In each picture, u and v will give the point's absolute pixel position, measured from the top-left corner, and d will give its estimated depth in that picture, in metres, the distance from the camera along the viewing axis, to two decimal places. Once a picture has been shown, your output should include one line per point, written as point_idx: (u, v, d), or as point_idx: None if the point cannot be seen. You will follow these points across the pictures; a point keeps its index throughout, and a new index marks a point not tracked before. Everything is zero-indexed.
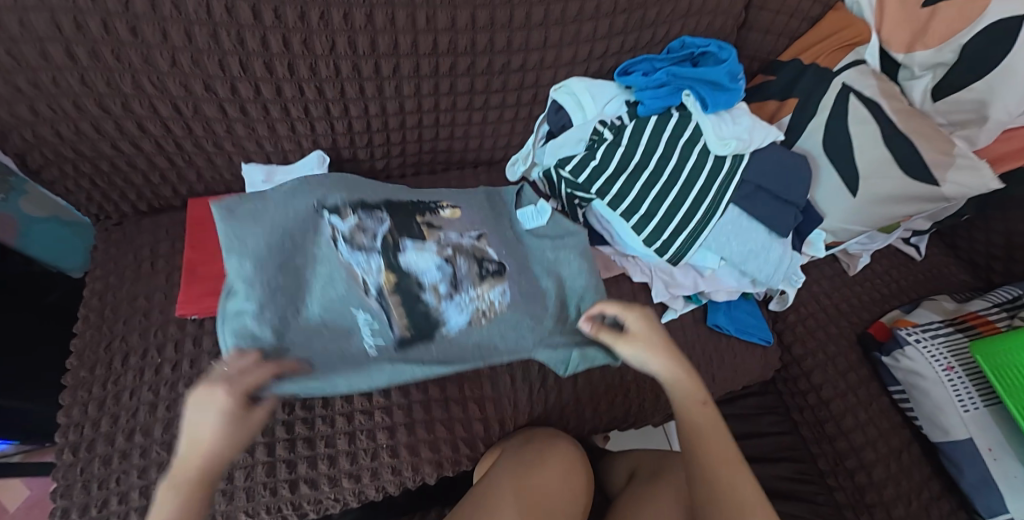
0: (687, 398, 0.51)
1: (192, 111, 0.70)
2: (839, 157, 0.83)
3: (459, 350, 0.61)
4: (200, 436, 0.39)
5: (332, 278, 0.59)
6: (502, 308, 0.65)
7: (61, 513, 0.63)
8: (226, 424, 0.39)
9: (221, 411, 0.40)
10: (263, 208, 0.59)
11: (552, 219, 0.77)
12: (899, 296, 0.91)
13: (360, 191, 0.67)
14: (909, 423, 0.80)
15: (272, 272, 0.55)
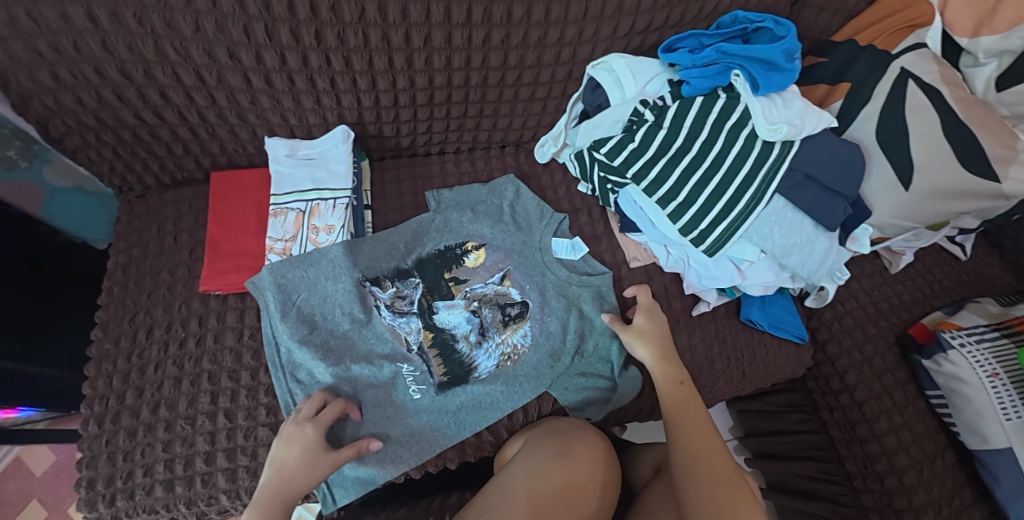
0: (675, 386, 0.64)
1: (216, 80, 0.67)
2: (891, 148, 0.77)
3: (488, 406, 0.70)
4: (286, 454, 0.57)
5: (380, 371, 0.69)
6: (525, 350, 0.73)
7: (87, 483, 0.64)
8: (305, 454, 0.57)
9: (302, 445, 0.58)
10: (312, 285, 0.71)
11: (586, 258, 0.81)
12: (941, 297, 0.87)
13: (396, 242, 0.77)
14: (946, 429, 0.77)
15: (322, 341, 0.69)
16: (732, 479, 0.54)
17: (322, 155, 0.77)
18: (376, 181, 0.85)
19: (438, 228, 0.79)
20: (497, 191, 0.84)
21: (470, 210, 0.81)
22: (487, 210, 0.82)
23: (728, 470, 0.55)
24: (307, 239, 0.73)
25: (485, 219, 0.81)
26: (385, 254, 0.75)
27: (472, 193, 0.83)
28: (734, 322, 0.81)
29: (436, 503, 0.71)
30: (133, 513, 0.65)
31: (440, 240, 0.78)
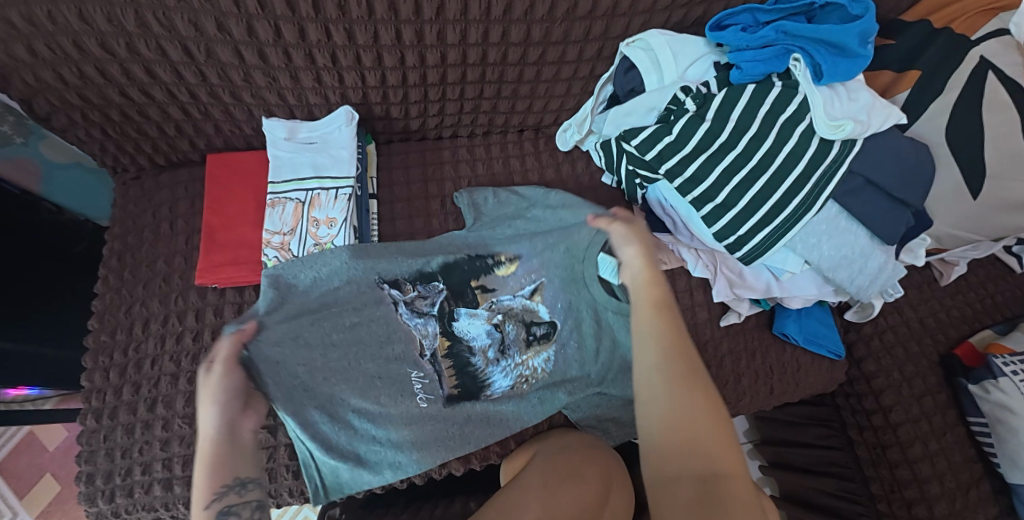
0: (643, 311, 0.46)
1: (205, 56, 0.60)
2: (962, 150, 0.68)
3: (498, 423, 0.66)
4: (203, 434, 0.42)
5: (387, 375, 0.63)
6: (543, 377, 0.68)
7: (86, 478, 0.63)
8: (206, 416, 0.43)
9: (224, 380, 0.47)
10: (321, 283, 0.64)
11: None
12: (992, 314, 0.80)
13: (422, 250, 0.70)
14: (984, 458, 0.72)
15: (311, 321, 0.61)
16: (690, 395, 0.39)
17: (324, 139, 0.71)
18: (383, 166, 0.78)
19: (467, 236, 0.72)
20: (548, 200, 0.76)
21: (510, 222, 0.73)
22: (529, 225, 0.74)
23: (686, 385, 0.40)
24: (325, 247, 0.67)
25: (525, 229, 0.73)
26: (409, 257, 0.69)
27: (511, 205, 0.76)
28: (765, 335, 0.75)
29: (438, 509, 0.69)
30: (133, 509, 0.64)
31: (472, 248, 0.71)
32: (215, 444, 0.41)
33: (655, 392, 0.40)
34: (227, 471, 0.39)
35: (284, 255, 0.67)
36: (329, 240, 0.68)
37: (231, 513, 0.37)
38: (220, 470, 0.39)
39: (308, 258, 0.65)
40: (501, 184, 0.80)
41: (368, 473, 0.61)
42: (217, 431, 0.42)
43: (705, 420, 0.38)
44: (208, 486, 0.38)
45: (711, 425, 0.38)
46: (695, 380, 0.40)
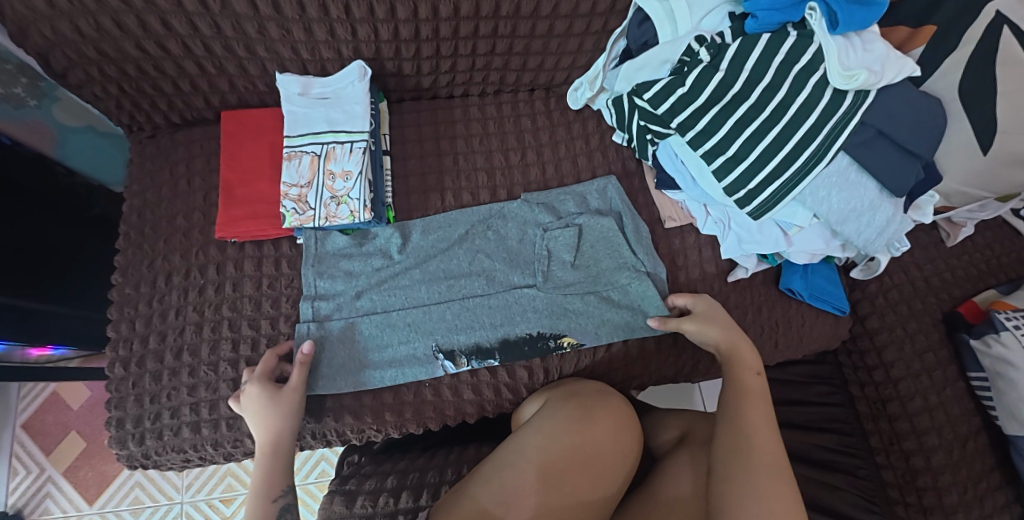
0: (747, 388, 0.58)
1: (219, 6, 0.61)
2: (973, 104, 0.68)
3: (511, 275, 0.72)
4: (268, 434, 0.58)
5: (415, 324, 0.69)
6: (564, 254, 0.73)
7: (117, 422, 0.66)
8: (277, 411, 0.59)
9: (265, 409, 0.58)
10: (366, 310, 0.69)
11: (633, 217, 0.77)
12: (997, 274, 0.81)
13: (465, 296, 0.70)
14: (983, 412, 0.74)
15: (362, 351, 0.67)
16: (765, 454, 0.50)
17: (338, 94, 0.71)
18: (396, 124, 0.78)
19: (507, 281, 0.72)
20: (581, 220, 0.75)
21: (537, 259, 0.73)
22: (556, 244, 0.73)
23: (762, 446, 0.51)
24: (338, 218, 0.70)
25: (550, 214, 0.75)
26: (466, 326, 0.69)
27: (561, 199, 0.77)
28: (771, 291, 0.77)
29: (453, 454, 0.72)
30: (163, 451, 0.67)
31: (535, 322, 0.70)
32: (279, 447, 0.58)
33: (756, 447, 0.50)
34: (280, 486, 0.55)
35: (302, 207, 0.67)
36: (346, 192, 0.67)
37: (287, 510, 0.54)
38: (270, 486, 0.55)
39: (348, 253, 0.71)
40: (512, 143, 0.79)
41: (395, 310, 0.69)
42: (273, 438, 0.58)
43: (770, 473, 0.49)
44: (274, 486, 0.55)
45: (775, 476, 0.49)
46: (780, 453, 0.51)
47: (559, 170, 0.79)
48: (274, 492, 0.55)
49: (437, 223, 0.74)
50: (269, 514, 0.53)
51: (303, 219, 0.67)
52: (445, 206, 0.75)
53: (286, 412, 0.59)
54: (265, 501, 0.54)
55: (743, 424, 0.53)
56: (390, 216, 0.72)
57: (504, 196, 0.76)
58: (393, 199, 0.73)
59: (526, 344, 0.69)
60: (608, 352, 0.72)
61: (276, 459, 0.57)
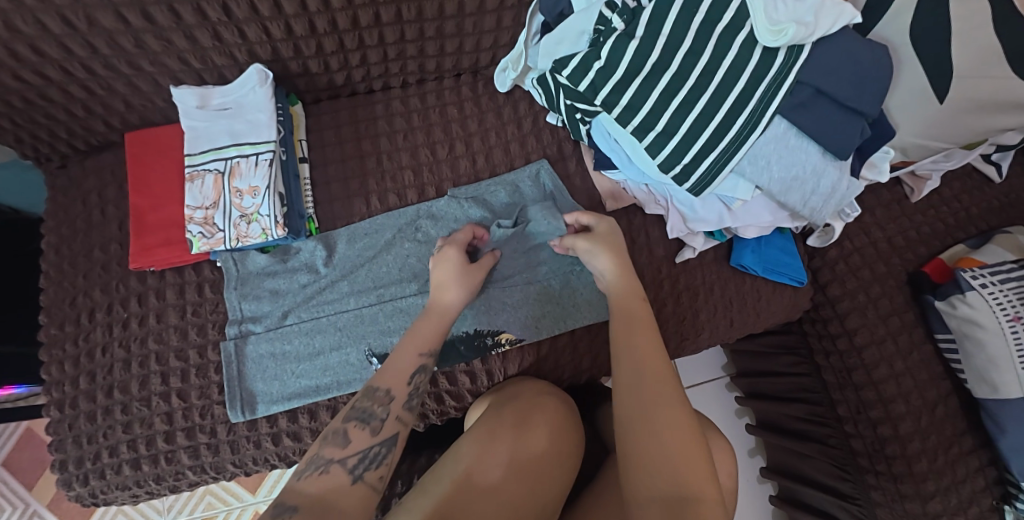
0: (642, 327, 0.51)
1: (87, 23, 0.56)
2: (926, 47, 0.62)
3: None
4: (445, 298, 0.56)
5: (344, 329, 0.66)
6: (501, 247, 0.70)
7: (59, 465, 0.65)
8: (460, 282, 0.58)
9: (449, 265, 0.59)
10: (294, 324, 0.66)
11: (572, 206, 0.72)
12: (964, 228, 0.76)
13: (396, 301, 0.67)
14: (952, 375, 0.71)
15: (294, 366, 0.65)
16: (678, 443, 0.42)
17: (239, 103, 0.66)
18: (312, 127, 0.73)
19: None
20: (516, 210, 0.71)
21: None
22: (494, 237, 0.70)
23: (685, 434, 0.42)
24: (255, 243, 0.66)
25: (486, 206, 0.72)
26: (398, 329, 0.66)
27: (493, 190, 0.72)
28: (723, 269, 0.72)
29: (405, 464, 0.71)
30: (109, 489, 0.66)
31: (473, 319, 0.67)
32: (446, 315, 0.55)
33: (658, 397, 0.44)
34: (430, 345, 0.52)
35: (210, 230, 0.63)
36: (256, 209, 0.63)
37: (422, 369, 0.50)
38: (424, 339, 0.52)
39: (271, 271, 0.68)
40: (438, 135, 0.74)
41: (321, 319, 0.66)
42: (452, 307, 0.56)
43: (696, 463, 0.41)
44: (424, 343, 0.52)
45: (702, 467, 0.41)
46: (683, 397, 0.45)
47: (491, 160, 0.74)
48: (425, 348, 0.51)
49: (363, 230, 0.70)
50: (411, 362, 0.50)
51: (213, 242, 0.63)
52: (370, 211, 0.71)
53: (468, 280, 0.58)
54: (411, 350, 0.51)
55: (638, 371, 0.47)
56: (312, 228, 0.69)
57: (433, 195, 0.72)
58: (314, 209, 0.69)
59: (464, 343, 0.66)
60: (552, 348, 0.69)
61: (434, 322, 0.54)
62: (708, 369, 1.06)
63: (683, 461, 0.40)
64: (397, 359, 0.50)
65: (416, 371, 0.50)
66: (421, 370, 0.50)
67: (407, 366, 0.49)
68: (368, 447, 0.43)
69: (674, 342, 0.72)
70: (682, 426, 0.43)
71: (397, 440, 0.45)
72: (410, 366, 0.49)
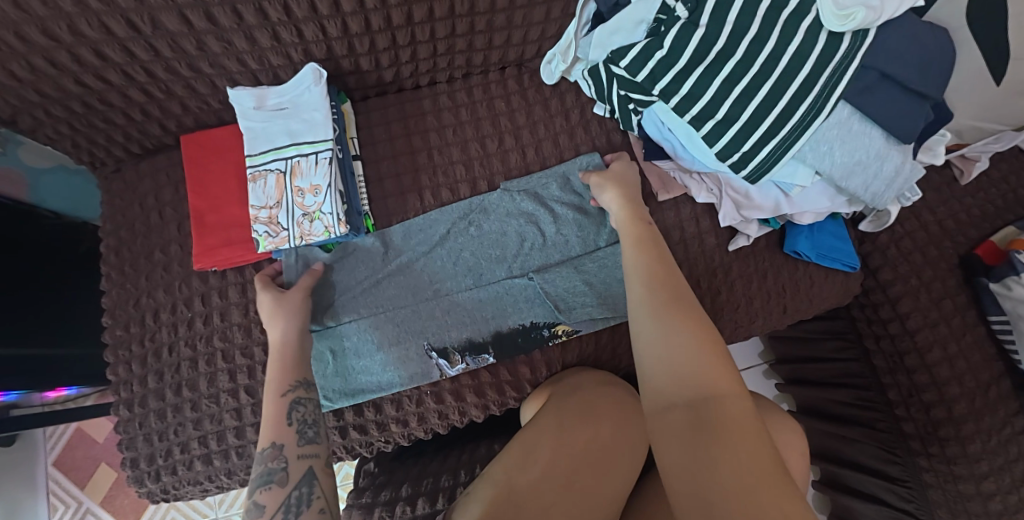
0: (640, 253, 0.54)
1: (151, 27, 0.56)
2: (987, 27, 0.61)
3: (496, 269, 0.70)
4: (281, 326, 0.59)
5: (404, 325, 0.67)
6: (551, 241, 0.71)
7: (132, 462, 0.66)
8: (287, 305, 0.61)
9: (275, 303, 0.61)
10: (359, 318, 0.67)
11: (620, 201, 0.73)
12: (1014, 209, 0.76)
13: (457, 296, 0.68)
14: (1005, 356, 0.71)
15: (359, 361, 0.66)
16: (717, 368, 0.40)
17: (295, 103, 0.67)
18: (363, 125, 0.74)
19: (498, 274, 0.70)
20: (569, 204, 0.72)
21: (524, 248, 0.71)
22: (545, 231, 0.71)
23: (682, 322, 0.45)
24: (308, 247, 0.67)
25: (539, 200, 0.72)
26: (457, 322, 0.68)
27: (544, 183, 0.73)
28: (776, 255, 0.73)
29: (465, 455, 0.72)
30: (181, 485, 0.67)
31: (529, 312, 0.68)
32: (286, 347, 0.57)
33: (652, 307, 0.47)
34: (290, 380, 0.53)
35: (274, 229, 0.64)
36: (317, 207, 0.64)
37: (300, 403, 0.52)
38: (284, 376, 0.54)
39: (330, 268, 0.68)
40: (487, 129, 0.75)
41: (381, 315, 0.67)
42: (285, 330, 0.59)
43: (698, 354, 0.42)
44: (286, 378, 0.54)
45: (707, 357, 0.41)
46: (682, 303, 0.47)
47: (541, 153, 0.74)
48: (284, 387, 0.53)
49: (418, 226, 0.70)
50: (281, 404, 0.51)
51: (278, 241, 0.64)
52: (424, 206, 0.71)
53: (290, 304, 0.61)
54: (275, 395, 0.52)
55: (636, 293, 0.50)
56: (369, 225, 0.69)
57: (484, 189, 0.73)
58: (370, 206, 0.70)
59: (521, 336, 0.68)
60: (609, 337, 0.70)
61: (284, 359, 0.56)
62: (746, 356, 1.07)
63: (671, 324, 0.45)
64: (271, 419, 0.49)
65: (292, 407, 0.51)
66: (297, 403, 0.52)
67: (282, 413, 0.49)
68: (289, 490, 0.43)
69: (728, 330, 0.72)
70: (706, 341, 0.43)
71: (315, 470, 0.46)
72: (282, 410, 0.50)
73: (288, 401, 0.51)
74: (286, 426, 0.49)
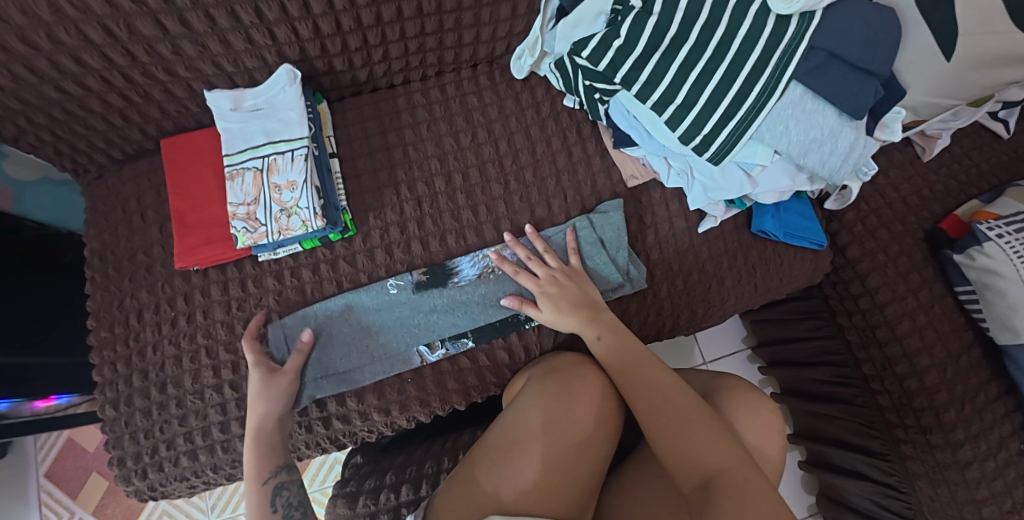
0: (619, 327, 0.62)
1: (127, 33, 0.58)
2: (931, 6, 0.64)
3: (470, 260, 0.71)
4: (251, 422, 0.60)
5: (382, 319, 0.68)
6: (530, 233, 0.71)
7: (118, 461, 0.66)
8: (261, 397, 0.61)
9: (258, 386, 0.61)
10: (337, 309, 0.68)
11: (592, 193, 0.75)
12: (977, 184, 0.79)
13: (429, 286, 0.69)
14: (974, 325, 0.73)
15: (334, 350, 0.67)
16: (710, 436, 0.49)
17: (270, 103, 0.69)
18: (339, 124, 0.76)
19: (470, 258, 0.71)
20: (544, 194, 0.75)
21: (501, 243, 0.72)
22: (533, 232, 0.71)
23: (679, 392, 0.54)
24: (282, 241, 0.67)
25: (514, 189, 0.74)
26: (433, 309, 0.69)
27: (517, 174, 0.75)
28: (745, 236, 0.74)
29: (449, 442, 0.74)
30: (168, 482, 0.68)
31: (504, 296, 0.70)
32: (262, 434, 0.59)
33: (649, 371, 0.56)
34: (272, 466, 0.58)
35: (253, 225, 0.66)
36: (294, 203, 0.66)
37: (283, 488, 0.58)
38: (261, 467, 0.57)
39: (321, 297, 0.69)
40: (460, 124, 0.77)
41: (351, 314, 0.68)
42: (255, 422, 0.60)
43: (697, 426, 0.50)
44: (264, 468, 0.57)
45: (704, 428, 0.50)
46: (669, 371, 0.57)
47: (513, 145, 0.76)
48: (263, 474, 0.57)
49: (395, 219, 0.72)
50: (262, 496, 0.56)
51: (256, 236, 0.66)
52: (400, 200, 0.73)
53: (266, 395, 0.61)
54: (256, 484, 0.56)
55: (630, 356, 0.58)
56: (348, 220, 0.70)
57: (459, 182, 0.74)
58: (347, 202, 0.71)
59: (497, 320, 0.69)
60: None
61: (263, 443, 0.59)
62: (728, 342, 1.09)
63: (671, 396, 0.53)
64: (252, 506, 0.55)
65: (274, 497, 0.56)
66: (278, 494, 0.57)
67: (264, 505, 0.55)
68: None
69: (702, 310, 0.74)
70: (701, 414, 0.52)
71: None
72: (265, 499, 0.56)
73: (269, 492, 0.56)
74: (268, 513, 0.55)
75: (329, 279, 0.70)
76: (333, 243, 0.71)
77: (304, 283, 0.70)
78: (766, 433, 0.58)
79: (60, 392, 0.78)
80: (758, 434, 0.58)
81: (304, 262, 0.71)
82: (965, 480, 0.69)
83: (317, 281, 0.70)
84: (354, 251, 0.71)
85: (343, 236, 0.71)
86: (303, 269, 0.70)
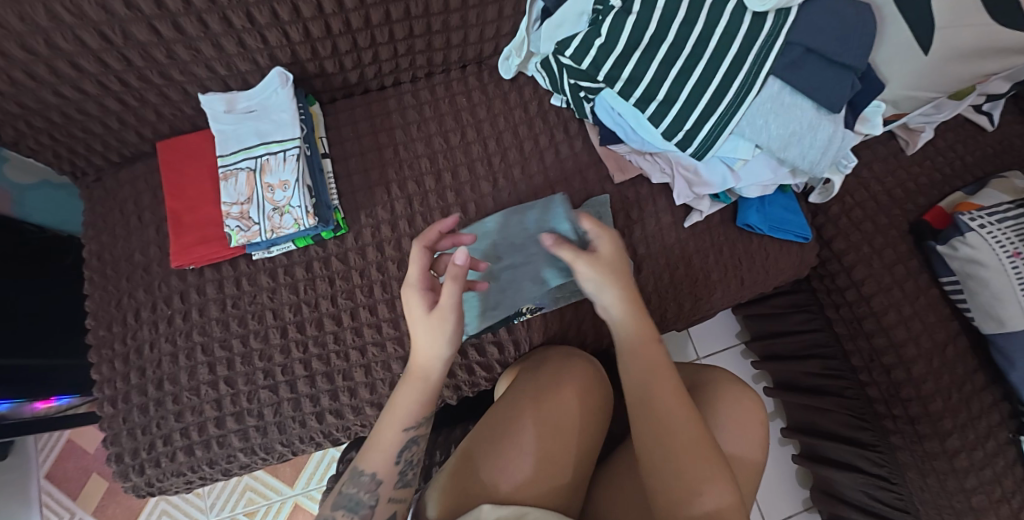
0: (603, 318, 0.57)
1: (123, 38, 0.60)
2: (907, 2, 0.65)
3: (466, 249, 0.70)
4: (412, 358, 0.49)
5: None
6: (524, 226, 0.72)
7: (116, 457, 0.68)
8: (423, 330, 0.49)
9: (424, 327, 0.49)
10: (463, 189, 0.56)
11: (580, 190, 0.76)
12: (961, 177, 0.80)
13: None
14: (959, 315, 0.74)
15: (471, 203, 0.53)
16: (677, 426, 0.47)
17: (263, 106, 0.71)
18: (331, 125, 0.78)
19: None
20: (533, 191, 0.76)
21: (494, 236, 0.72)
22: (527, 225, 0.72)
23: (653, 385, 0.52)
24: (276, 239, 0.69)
25: (503, 186, 0.76)
26: None
27: (505, 172, 0.76)
28: (731, 230, 0.76)
29: (441, 436, 0.75)
30: (164, 477, 0.69)
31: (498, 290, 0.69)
32: (427, 376, 0.50)
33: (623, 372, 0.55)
34: (415, 418, 0.49)
35: (246, 223, 0.68)
36: (287, 202, 0.67)
37: (416, 441, 0.50)
38: (405, 415, 0.49)
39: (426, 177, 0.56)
40: (450, 124, 0.78)
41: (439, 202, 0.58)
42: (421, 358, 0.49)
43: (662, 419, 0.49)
44: (408, 414, 0.49)
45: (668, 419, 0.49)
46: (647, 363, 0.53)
47: (502, 143, 0.78)
48: (409, 422, 0.49)
49: (387, 217, 0.74)
50: (398, 441, 0.49)
51: (250, 235, 0.68)
52: (391, 198, 0.74)
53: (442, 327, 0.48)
54: (394, 433, 0.49)
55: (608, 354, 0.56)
56: (340, 219, 0.72)
57: (449, 180, 0.76)
58: (339, 200, 0.73)
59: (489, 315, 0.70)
60: (574, 312, 0.73)
61: (414, 387, 0.50)
62: (721, 337, 1.10)
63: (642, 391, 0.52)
64: (382, 446, 0.49)
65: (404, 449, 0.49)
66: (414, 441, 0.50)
67: (394, 451, 0.49)
68: None
69: (689, 304, 0.75)
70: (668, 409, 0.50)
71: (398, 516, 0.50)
72: (396, 446, 0.49)
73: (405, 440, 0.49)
74: (393, 463, 0.49)
75: (322, 276, 0.71)
76: (325, 242, 0.73)
77: (297, 280, 0.72)
78: (746, 424, 0.59)
79: (60, 392, 0.79)
80: (738, 421, 0.59)
81: (297, 260, 0.72)
82: (954, 469, 0.70)
83: (310, 278, 0.72)
84: (346, 249, 0.73)
85: (336, 234, 0.73)
86: (296, 267, 0.72)
